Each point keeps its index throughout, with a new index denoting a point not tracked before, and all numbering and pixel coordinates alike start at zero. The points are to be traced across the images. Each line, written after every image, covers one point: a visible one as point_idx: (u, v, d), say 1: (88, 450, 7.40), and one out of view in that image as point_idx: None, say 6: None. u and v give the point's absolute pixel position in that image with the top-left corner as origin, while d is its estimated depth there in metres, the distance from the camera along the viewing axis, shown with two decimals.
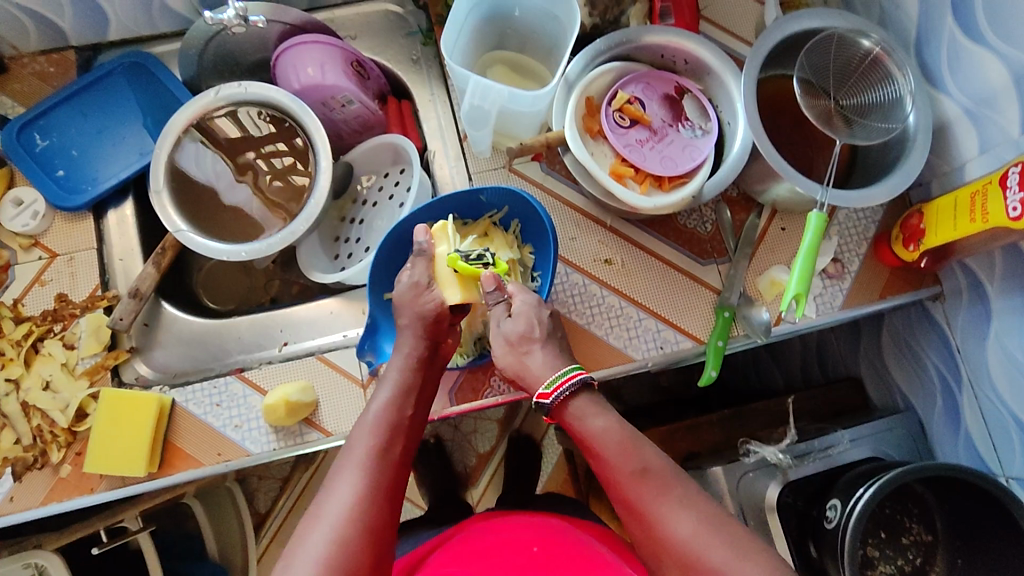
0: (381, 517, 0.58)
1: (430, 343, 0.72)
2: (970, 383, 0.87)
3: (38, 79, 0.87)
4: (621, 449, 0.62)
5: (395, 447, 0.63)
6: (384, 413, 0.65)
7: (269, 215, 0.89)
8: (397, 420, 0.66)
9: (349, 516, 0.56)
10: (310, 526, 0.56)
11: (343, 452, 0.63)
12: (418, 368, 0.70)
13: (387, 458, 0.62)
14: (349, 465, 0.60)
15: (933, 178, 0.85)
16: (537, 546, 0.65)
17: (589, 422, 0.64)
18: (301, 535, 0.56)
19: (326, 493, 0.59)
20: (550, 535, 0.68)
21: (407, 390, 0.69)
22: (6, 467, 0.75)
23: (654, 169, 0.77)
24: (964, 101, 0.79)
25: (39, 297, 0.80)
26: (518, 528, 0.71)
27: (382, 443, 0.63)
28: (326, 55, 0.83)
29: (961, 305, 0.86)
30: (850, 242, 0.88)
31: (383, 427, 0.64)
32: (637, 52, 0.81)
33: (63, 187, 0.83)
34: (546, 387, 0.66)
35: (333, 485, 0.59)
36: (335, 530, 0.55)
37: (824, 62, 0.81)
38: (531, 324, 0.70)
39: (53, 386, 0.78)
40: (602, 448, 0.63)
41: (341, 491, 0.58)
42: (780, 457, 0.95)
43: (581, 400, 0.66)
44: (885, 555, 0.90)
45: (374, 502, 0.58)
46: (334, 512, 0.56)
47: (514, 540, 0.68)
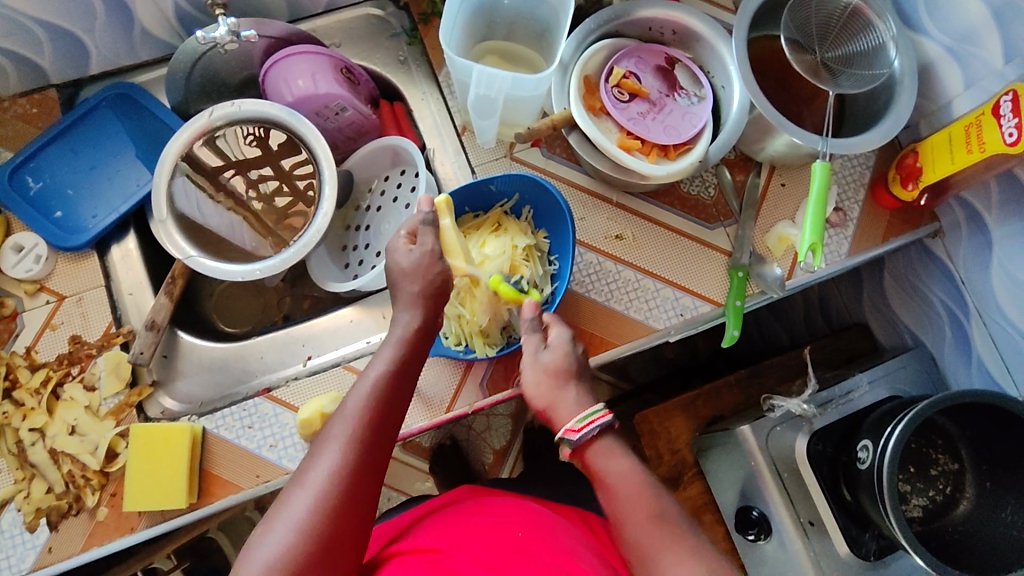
0: (362, 491, 0.57)
1: (431, 311, 0.68)
2: (977, 311, 0.90)
3: (22, 122, 0.85)
4: (639, 494, 0.60)
5: (385, 417, 0.62)
6: (378, 380, 0.63)
7: (258, 241, 0.91)
8: (391, 390, 0.63)
9: (331, 486, 0.56)
10: (291, 493, 0.56)
11: (332, 417, 0.62)
12: (416, 336, 0.67)
13: (376, 427, 0.61)
14: (336, 434, 0.59)
15: (921, 119, 0.88)
16: (520, 530, 0.66)
17: (610, 464, 0.62)
18: (281, 502, 0.56)
19: (311, 461, 0.58)
20: (535, 521, 0.68)
21: (405, 358, 0.66)
22: (40, 518, 0.73)
23: (660, 139, 0.78)
24: (945, 40, 0.82)
25: (51, 343, 0.78)
26: (505, 510, 0.71)
27: (373, 411, 0.61)
28: (315, 64, 0.83)
29: (961, 237, 0.89)
30: (849, 190, 0.91)
31: (376, 396, 0.62)
32: (626, 27, 0.83)
33: (62, 228, 0.82)
34: (575, 422, 0.63)
35: (318, 452, 0.59)
36: (314, 500, 0.55)
37: (807, 18, 0.83)
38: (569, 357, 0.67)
39: (80, 429, 0.76)
40: (619, 494, 0.61)
41: (325, 461, 0.57)
42: (805, 408, 0.95)
43: (607, 442, 0.63)
44: (916, 488, 0.93)
45: (357, 475, 0.57)
46: (316, 482, 0.56)
47: (497, 523, 0.68)
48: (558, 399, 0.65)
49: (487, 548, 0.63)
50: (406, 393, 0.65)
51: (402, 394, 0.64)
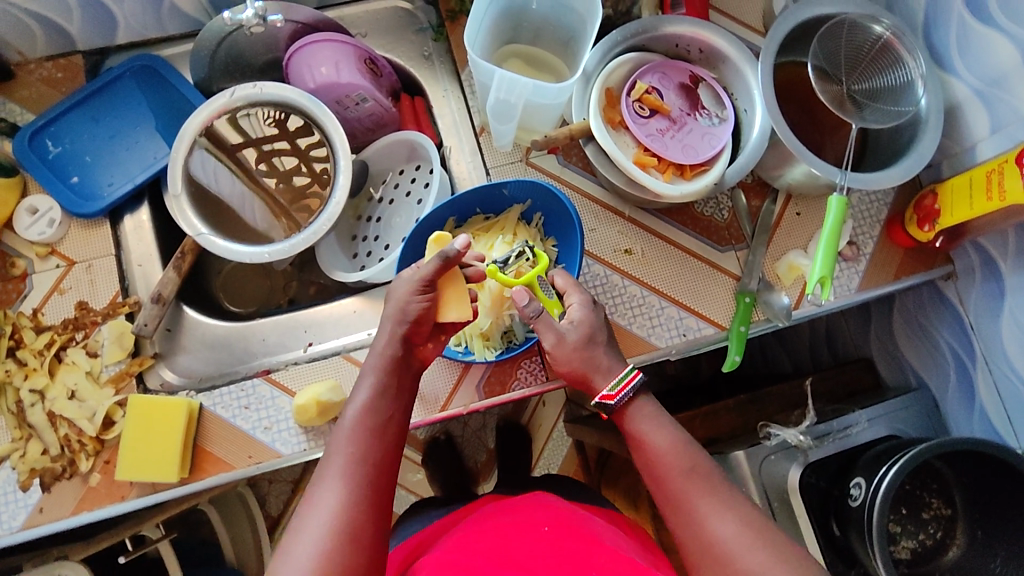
0: (365, 523, 0.58)
1: (404, 342, 0.69)
2: (984, 359, 0.89)
3: (47, 86, 0.86)
4: (675, 451, 0.65)
5: (375, 453, 0.62)
6: (360, 418, 0.64)
7: (272, 214, 0.95)
8: (376, 425, 0.64)
9: (331, 527, 0.56)
10: (294, 539, 0.57)
11: (324, 460, 0.62)
12: (393, 370, 0.68)
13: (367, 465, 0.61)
14: (329, 476, 0.60)
15: (944, 159, 0.87)
16: (548, 526, 0.66)
17: (644, 425, 0.68)
18: (285, 549, 0.56)
19: (307, 504, 0.59)
20: (563, 516, 0.68)
21: (385, 393, 0.67)
22: (33, 478, 0.74)
23: (677, 158, 0.78)
24: (974, 82, 0.81)
25: (58, 307, 0.80)
26: (533, 509, 0.71)
27: (361, 449, 0.62)
28: (339, 53, 0.84)
29: (974, 283, 0.88)
30: (864, 225, 0.90)
31: (360, 434, 0.63)
32: (653, 41, 0.83)
33: (77, 193, 0.83)
34: (611, 388, 0.69)
35: (314, 496, 0.59)
36: (318, 541, 0.56)
37: (836, 48, 0.82)
38: (594, 329, 0.71)
39: (79, 395, 0.77)
40: (658, 447, 0.66)
41: (323, 502, 0.58)
42: (801, 439, 0.96)
43: (642, 403, 0.69)
44: (908, 530, 0.92)
45: (357, 509, 0.58)
46: (317, 524, 0.57)
47: (525, 521, 0.68)
48: (592, 368, 0.70)
49: (519, 548, 0.63)
50: (395, 426, 0.66)
51: (388, 426, 0.65)
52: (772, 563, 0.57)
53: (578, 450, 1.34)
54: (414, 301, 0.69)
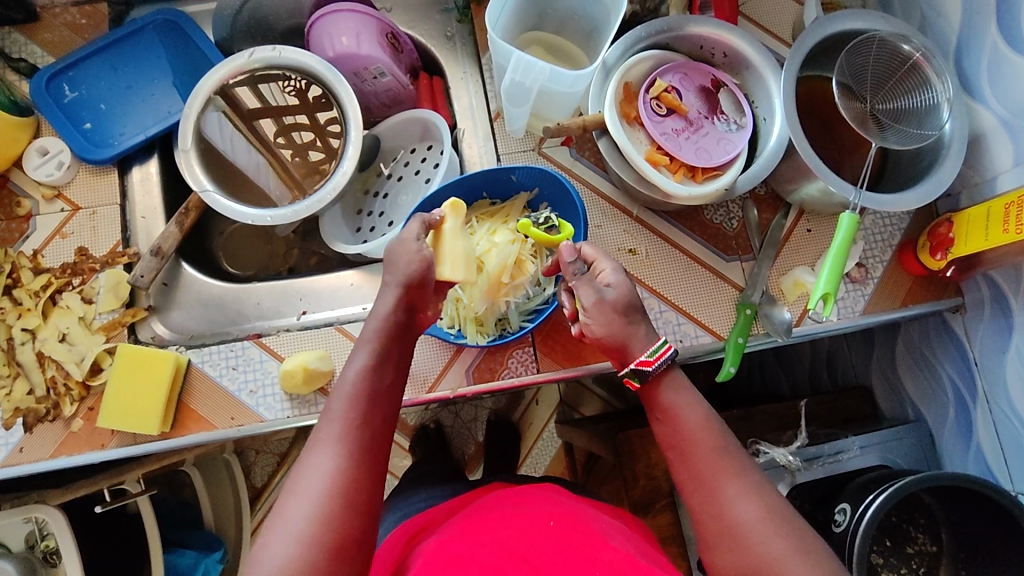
0: (361, 491, 0.57)
1: (407, 307, 0.67)
2: (985, 397, 0.87)
3: (69, 31, 0.86)
4: (704, 426, 0.61)
5: (372, 420, 0.61)
6: (357, 382, 0.62)
7: (284, 190, 0.94)
8: (374, 390, 0.63)
9: (328, 492, 0.55)
10: (289, 502, 0.56)
11: (320, 422, 0.61)
12: (393, 335, 0.66)
13: (365, 431, 0.61)
14: (326, 440, 0.59)
15: (963, 189, 0.86)
16: (553, 520, 0.64)
17: (677, 398, 0.63)
18: (280, 512, 0.55)
19: (303, 468, 0.58)
20: (568, 513, 0.66)
21: (383, 357, 0.65)
22: (16, 417, 0.74)
23: (690, 159, 0.77)
24: (1001, 112, 0.79)
25: (59, 250, 0.80)
26: (536, 503, 0.69)
27: (358, 414, 0.61)
28: (361, 25, 0.84)
29: (982, 317, 0.86)
30: (875, 248, 0.88)
31: (359, 398, 0.62)
32: (677, 41, 0.82)
33: (89, 140, 0.83)
34: (648, 354, 0.64)
35: (311, 460, 0.58)
36: (313, 506, 0.55)
37: (863, 64, 0.81)
38: (632, 295, 0.66)
39: (69, 338, 0.77)
40: (688, 424, 0.61)
41: (319, 466, 0.57)
42: (789, 459, 0.96)
43: (675, 375, 0.64)
44: (890, 563, 0.90)
45: (353, 476, 0.57)
46: (312, 488, 0.56)
47: (531, 513, 0.66)
48: (631, 338, 0.65)
49: (523, 540, 0.61)
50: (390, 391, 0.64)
51: (384, 391, 0.64)
52: (798, 553, 0.54)
53: (566, 451, 1.32)
54: (420, 266, 0.66)
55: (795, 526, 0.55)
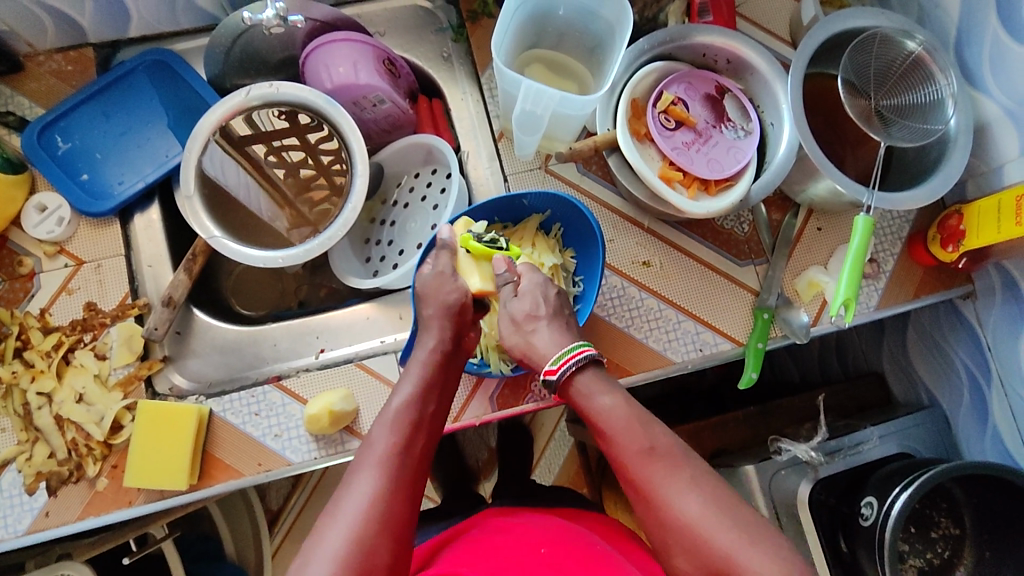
0: (399, 517, 0.56)
1: (452, 339, 0.69)
2: (999, 380, 0.88)
3: (56, 79, 0.85)
4: (628, 426, 0.62)
5: (415, 446, 0.61)
6: (403, 409, 0.63)
7: (275, 210, 0.96)
8: (417, 417, 0.63)
9: (367, 514, 0.55)
10: (327, 522, 0.55)
11: (362, 446, 0.61)
12: (437, 367, 0.67)
13: (406, 457, 0.60)
14: (367, 463, 0.59)
15: (970, 179, 0.87)
16: (544, 547, 0.66)
17: (595, 401, 0.64)
18: (318, 532, 0.54)
19: (343, 490, 0.57)
20: (559, 538, 0.68)
21: (428, 389, 0.66)
22: (40, 481, 0.73)
23: (701, 173, 0.77)
24: (1006, 102, 0.80)
25: (66, 307, 0.78)
26: (528, 528, 0.71)
27: (403, 439, 0.61)
28: (358, 54, 0.82)
29: (993, 303, 0.87)
30: (885, 242, 0.89)
31: (402, 426, 0.62)
32: (680, 50, 0.81)
33: (87, 192, 0.82)
34: (552, 363, 0.67)
35: (350, 482, 0.58)
36: (352, 527, 0.54)
37: (866, 63, 0.81)
38: (537, 303, 0.71)
39: (87, 398, 0.76)
40: (613, 426, 0.63)
41: (359, 489, 0.56)
42: (812, 455, 0.93)
43: (587, 376, 0.66)
44: (915, 548, 0.90)
45: (393, 500, 0.56)
46: (351, 509, 0.55)
47: (521, 539, 0.68)
48: (533, 346, 0.70)
49: (510, 563, 0.64)
50: (429, 421, 0.65)
51: (425, 420, 0.64)
52: (746, 543, 0.55)
53: (579, 452, 1.33)
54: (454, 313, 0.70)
55: (740, 515, 0.57)
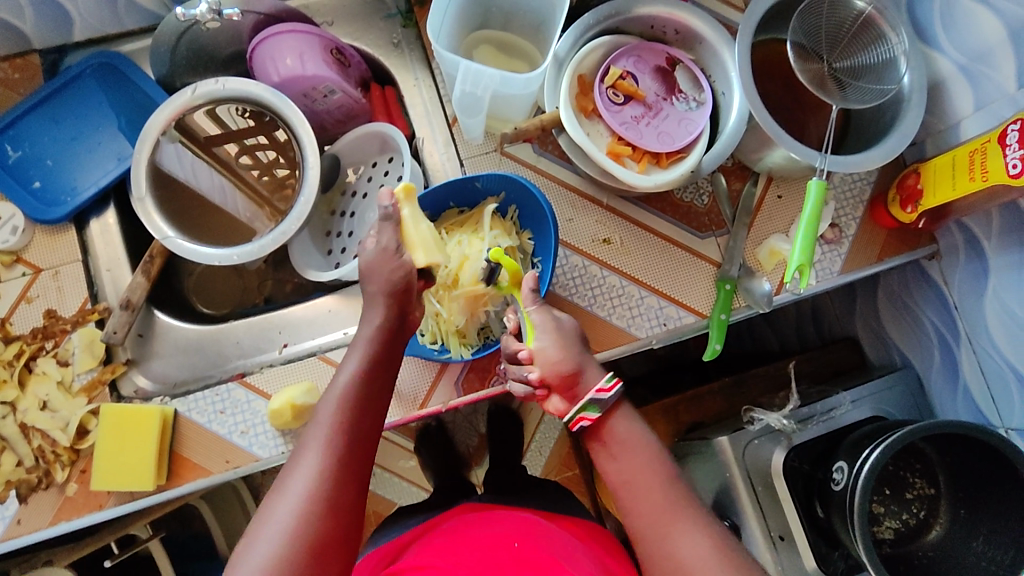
0: (344, 495, 0.57)
1: (397, 311, 0.67)
2: (967, 338, 0.87)
3: (3, 87, 0.84)
4: (651, 465, 0.64)
5: (359, 425, 0.62)
6: (348, 387, 0.63)
7: (254, 210, 0.93)
8: (362, 394, 0.63)
9: (312, 495, 0.56)
10: (273, 504, 0.56)
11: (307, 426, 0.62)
12: (384, 340, 0.66)
13: (351, 436, 0.61)
14: (313, 444, 0.59)
15: (928, 137, 0.86)
16: (518, 542, 0.66)
17: (621, 440, 0.65)
18: (264, 513, 0.56)
19: (289, 472, 0.58)
20: (528, 531, 0.69)
21: (373, 364, 0.65)
22: (9, 489, 0.74)
23: (652, 146, 0.77)
24: (959, 58, 0.79)
25: (26, 316, 0.78)
26: (499, 522, 0.71)
27: (346, 418, 0.61)
28: (304, 44, 0.82)
29: (957, 262, 0.87)
30: (847, 206, 0.88)
31: (346, 403, 0.62)
32: (627, 23, 0.81)
33: (40, 199, 0.81)
34: (607, 381, 0.66)
35: (296, 464, 0.59)
36: (295, 509, 0.55)
37: (816, 25, 0.80)
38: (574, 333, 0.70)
39: (51, 405, 0.76)
40: (621, 494, 0.64)
41: (303, 471, 0.58)
42: (784, 423, 0.93)
43: (624, 410, 0.67)
44: (890, 511, 0.89)
45: (338, 479, 0.58)
46: (296, 491, 0.56)
47: (494, 535, 0.68)
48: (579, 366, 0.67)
49: (483, 561, 0.64)
50: (375, 395, 0.65)
51: (370, 396, 0.64)
52: None
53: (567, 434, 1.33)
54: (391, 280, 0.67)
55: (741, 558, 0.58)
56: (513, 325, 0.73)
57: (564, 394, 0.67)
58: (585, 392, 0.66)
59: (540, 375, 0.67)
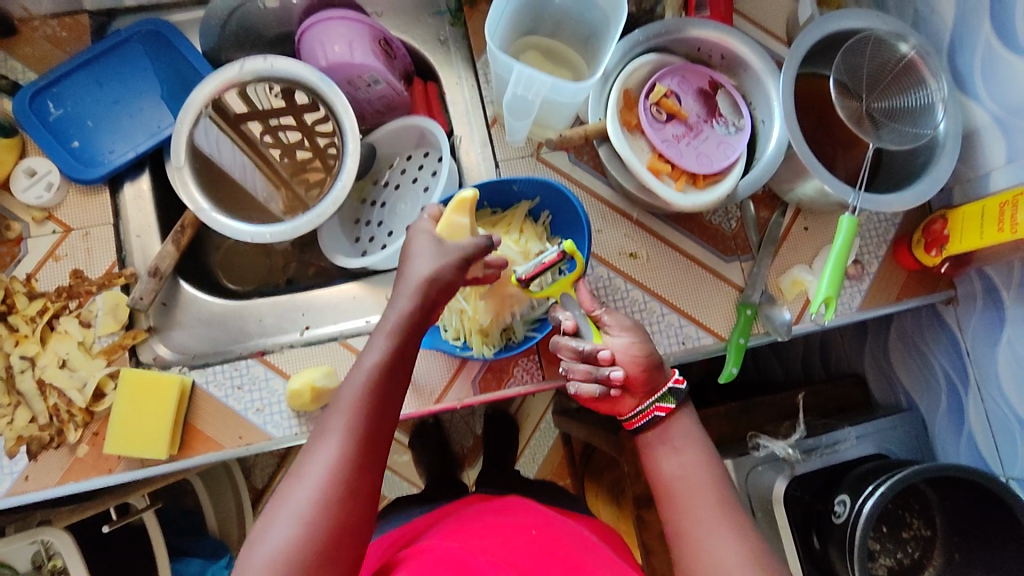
0: (362, 484, 0.57)
1: (428, 302, 0.64)
2: (976, 385, 0.89)
3: (51, 44, 0.84)
4: (700, 460, 0.65)
5: (380, 411, 0.60)
6: (372, 374, 0.60)
7: (271, 190, 0.95)
8: (386, 383, 0.61)
9: (329, 484, 0.55)
10: (292, 487, 0.56)
11: (331, 405, 0.61)
12: (413, 329, 0.63)
13: (372, 422, 0.59)
14: (333, 430, 0.58)
15: (956, 185, 0.88)
16: (535, 529, 0.68)
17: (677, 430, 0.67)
18: (281, 496, 0.56)
19: (308, 456, 0.57)
20: (549, 522, 0.70)
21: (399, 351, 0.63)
22: (20, 445, 0.74)
23: (691, 166, 0.78)
24: (995, 109, 0.81)
25: (53, 273, 0.79)
26: (517, 512, 0.72)
27: (369, 405, 0.59)
28: (353, 33, 0.83)
29: (974, 309, 0.88)
30: (871, 244, 0.90)
31: (369, 388, 0.60)
32: (675, 43, 0.82)
33: (78, 159, 0.82)
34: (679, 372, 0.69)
35: (315, 448, 0.58)
36: (313, 495, 0.55)
37: (859, 65, 0.82)
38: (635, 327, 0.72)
39: (70, 364, 0.76)
40: (674, 492, 0.64)
41: (322, 457, 0.57)
42: (789, 452, 0.95)
43: (688, 410, 0.69)
44: (885, 548, 0.90)
45: (355, 467, 0.57)
46: (315, 477, 0.56)
47: (515, 521, 0.70)
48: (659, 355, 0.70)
49: (505, 542, 0.65)
50: (401, 382, 0.63)
51: (396, 383, 0.62)
52: None
53: (563, 443, 1.34)
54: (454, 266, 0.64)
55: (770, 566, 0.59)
56: (573, 325, 0.71)
57: (641, 387, 0.68)
58: (665, 381, 0.68)
59: (625, 371, 0.67)
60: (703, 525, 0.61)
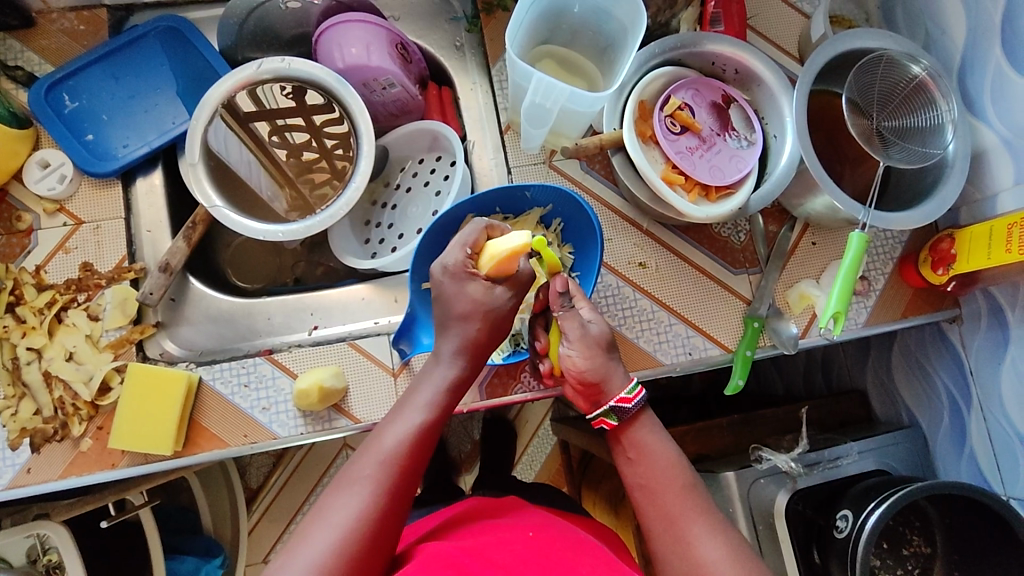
0: (384, 533, 0.57)
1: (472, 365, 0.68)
2: (979, 405, 0.89)
3: (68, 37, 0.84)
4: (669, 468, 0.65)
5: (411, 466, 0.62)
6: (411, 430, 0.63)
7: (275, 190, 0.94)
8: (421, 439, 0.63)
9: (355, 528, 0.56)
10: (313, 528, 0.56)
11: (361, 453, 0.62)
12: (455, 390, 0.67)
13: (401, 476, 0.61)
14: (363, 477, 0.59)
15: (963, 205, 0.89)
16: (532, 531, 0.68)
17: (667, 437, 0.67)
18: (302, 535, 0.56)
19: (333, 499, 0.58)
20: (546, 525, 0.70)
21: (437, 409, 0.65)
22: (23, 437, 0.73)
23: (703, 178, 0.79)
24: (1004, 131, 0.82)
25: (62, 266, 0.78)
26: (514, 515, 0.73)
27: (404, 459, 0.61)
28: (371, 35, 0.83)
29: (978, 329, 0.89)
30: (877, 261, 0.91)
31: (405, 441, 0.62)
32: (690, 57, 0.83)
33: (91, 152, 0.82)
34: (630, 391, 0.68)
35: (342, 491, 0.58)
36: (336, 538, 0.55)
37: (870, 84, 0.83)
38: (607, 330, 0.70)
39: (77, 357, 0.76)
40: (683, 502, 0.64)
41: (349, 501, 0.57)
42: (791, 466, 0.93)
43: (646, 417, 0.69)
44: (885, 564, 0.90)
45: (380, 517, 0.58)
46: (340, 520, 0.56)
47: (509, 524, 0.70)
48: (610, 373, 0.68)
49: (500, 542, 0.65)
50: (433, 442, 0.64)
51: (428, 442, 0.64)
52: None
53: (561, 451, 1.34)
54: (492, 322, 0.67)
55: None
56: (535, 306, 0.75)
57: (586, 396, 0.70)
58: (608, 400, 0.68)
59: (549, 368, 0.73)
60: (712, 535, 0.61)
